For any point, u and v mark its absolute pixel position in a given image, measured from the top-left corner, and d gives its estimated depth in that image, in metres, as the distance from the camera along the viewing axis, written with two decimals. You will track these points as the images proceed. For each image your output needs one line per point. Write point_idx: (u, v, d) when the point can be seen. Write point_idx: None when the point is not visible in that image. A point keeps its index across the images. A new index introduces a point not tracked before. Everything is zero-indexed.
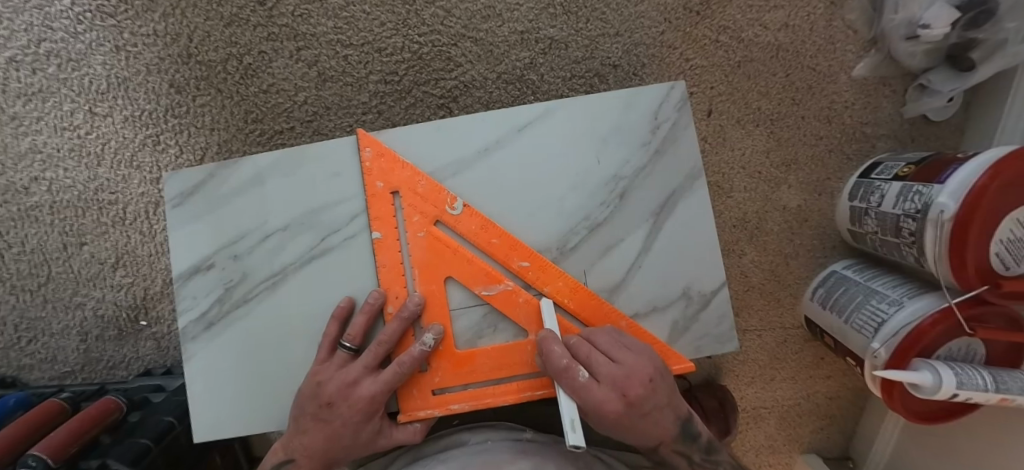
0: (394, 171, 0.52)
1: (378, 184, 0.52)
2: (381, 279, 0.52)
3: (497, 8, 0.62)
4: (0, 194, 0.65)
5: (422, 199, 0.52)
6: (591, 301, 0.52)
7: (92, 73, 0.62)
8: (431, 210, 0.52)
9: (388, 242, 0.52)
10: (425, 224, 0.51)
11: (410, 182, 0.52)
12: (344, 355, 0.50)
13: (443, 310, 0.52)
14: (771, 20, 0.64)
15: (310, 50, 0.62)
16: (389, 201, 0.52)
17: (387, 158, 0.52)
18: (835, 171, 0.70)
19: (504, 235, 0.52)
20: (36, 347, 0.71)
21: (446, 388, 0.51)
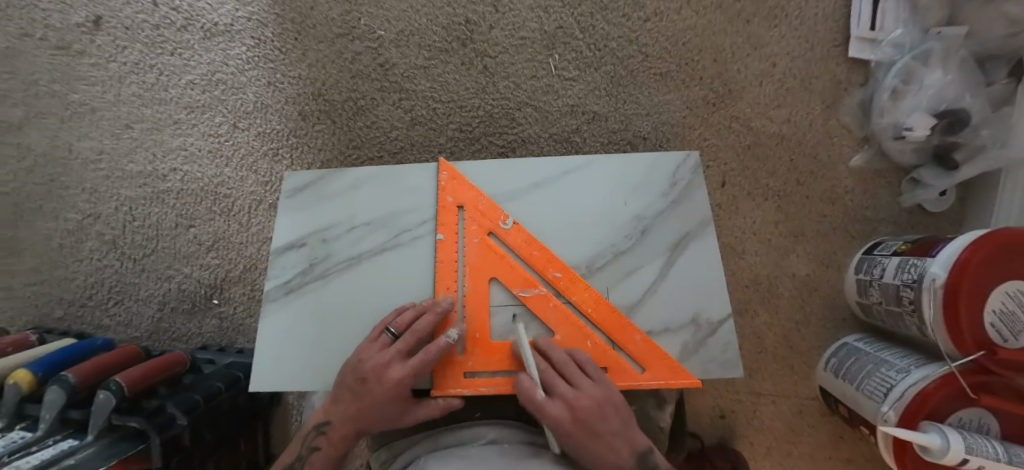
0: (462, 190, 0.65)
1: (448, 199, 0.64)
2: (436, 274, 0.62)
3: (555, 86, 0.78)
4: (143, 178, 0.81)
5: (481, 215, 0.63)
6: (611, 314, 0.59)
7: (244, 98, 0.80)
8: (488, 224, 0.63)
9: (447, 243, 0.63)
10: (480, 233, 0.62)
11: (474, 200, 0.64)
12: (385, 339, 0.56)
13: (484, 305, 0.60)
14: (776, 115, 0.77)
15: (408, 101, 0.79)
16: (454, 213, 0.64)
17: (458, 181, 0.65)
18: (839, 247, 0.78)
19: (543, 250, 0.62)
20: (119, 310, 0.82)
21: (476, 373, 0.57)
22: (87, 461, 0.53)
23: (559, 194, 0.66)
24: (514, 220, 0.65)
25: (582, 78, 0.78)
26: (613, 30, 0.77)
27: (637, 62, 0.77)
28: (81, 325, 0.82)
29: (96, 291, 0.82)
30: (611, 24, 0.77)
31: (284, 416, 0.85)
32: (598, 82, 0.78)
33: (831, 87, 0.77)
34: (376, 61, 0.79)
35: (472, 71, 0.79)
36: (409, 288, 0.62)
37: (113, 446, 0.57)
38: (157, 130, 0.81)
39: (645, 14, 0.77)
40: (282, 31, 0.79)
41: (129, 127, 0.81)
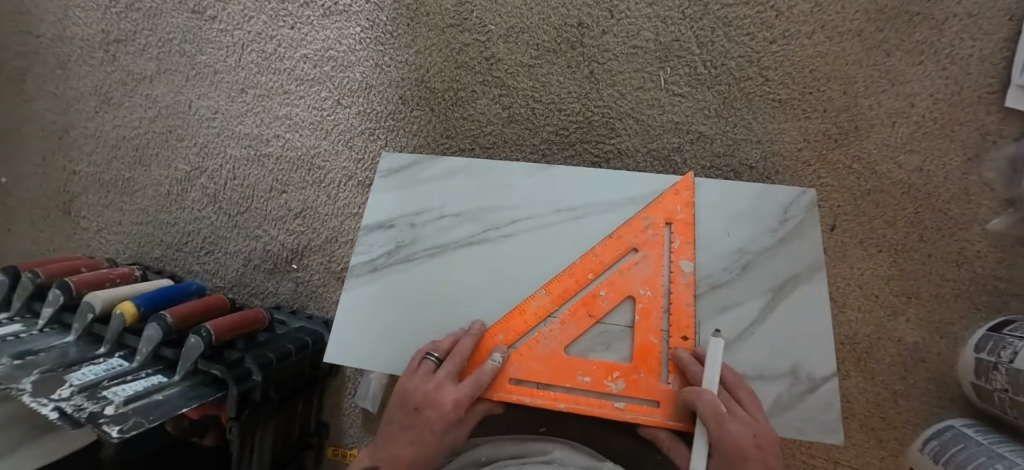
0: (672, 260, 0.57)
1: (654, 233, 0.58)
2: (675, 323, 0.55)
3: (661, 101, 0.75)
4: (249, 140, 0.86)
5: (661, 311, 0.56)
6: (561, 377, 0.55)
7: (351, 76, 0.82)
8: (660, 321, 0.55)
9: (653, 288, 0.56)
10: (644, 284, 0.56)
11: (676, 287, 0.56)
12: (429, 365, 0.56)
13: (649, 366, 0.54)
14: (906, 161, 0.70)
15: (508, 97, 0.79)
16: (660, 251, 0.57)
17: (678, 226, 0.58)
18: (959, 316, 0.70)
19: (586, 302, 0.57)
20: (209, 259, 0.87)
21: (523, 381, 0.55)
22: (170, 400, 0.57)
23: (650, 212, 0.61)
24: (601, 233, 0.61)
25: (691, 95, 0.74)
26: (733, 48, 0.73)
27: (754, 85, 0.73)
28: (174, 268, 0.88)
29: (191, 238, 0.87)
30: (733, 42, 0.73)
31: (339, 387, 0.86)
32: (708, 101, 0.74)
33: (976, 138, 0.69)
34: (482, 54, 0.79)
35: (576, 75, 0.77)
36: (490, 286, 0.61)
37: (194, 389, 0.60)
38: (268, 97, 0.85)
39: (771, 35, 0.72)
40: (396, 16, 0.81)
41: (244, 92, 0.86)
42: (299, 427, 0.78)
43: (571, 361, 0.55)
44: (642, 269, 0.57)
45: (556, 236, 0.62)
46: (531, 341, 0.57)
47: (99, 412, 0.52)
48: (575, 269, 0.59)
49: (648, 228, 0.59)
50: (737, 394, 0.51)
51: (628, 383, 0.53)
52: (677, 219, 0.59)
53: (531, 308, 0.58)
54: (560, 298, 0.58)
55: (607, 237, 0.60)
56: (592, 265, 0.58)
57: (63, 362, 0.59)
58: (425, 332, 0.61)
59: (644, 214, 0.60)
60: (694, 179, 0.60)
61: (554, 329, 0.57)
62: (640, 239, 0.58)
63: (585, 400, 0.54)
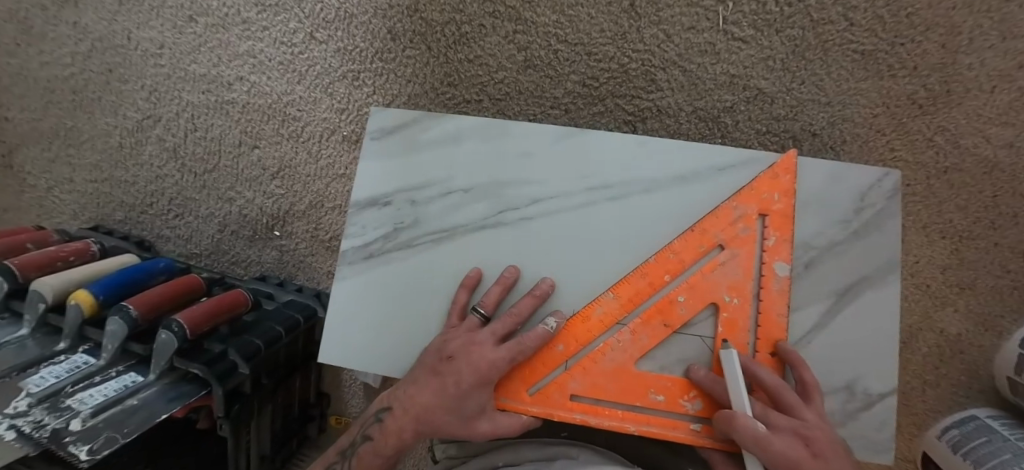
0: (766, 261, 0.46)
1: (746, 226, 0.47)
2: (765, 336, 0.46)
3: (716, 46, 0.60)
4: (206, 83, 0.71)
5: (749, 321, 0.47)
6: (631, 392, 0.46)
7: (326, 2, 0.66)
8: (746, 334, 0.46)
9: (743, 296, 0.46)
10: (733, 290, 0.46)
11: (767, 293, 0.46)
12: (474, 321, 0.48)
13: None
14: (996, 134, 0.59)
15: (524, 35, 0.63)
16: (753, 251, 0.47)
17: (775, 218, 0.47)
18: (1012, 309, 0.64)
19: (661, 308, 0.47)
20: (179, 223, 0.76)
21: (587, 397, 0.47)
22: (148, 404, 0.49)
23: (708, 194, 0.50)
24: (669, 221, 0.50)
25: (754, 41, 0.60)
26: None
27: (830, 33, 0.59)
28: (140, 233, 0.77)
29: (156, 200, 0.76)
30: None
31: None
32: (774, 49, 0.59)
33: None
34: None
35: (612, 8, 0.61)
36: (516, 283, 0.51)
37: (174, 389, 0.53)
38: (224, 27, 0.69)
39: None
40: None
41: (193, 21, 0.70)
42: (297, 403, 0.74)
43: (641, 377, 0.47)
44: (729, 272, 0.46)
45: (597, 220, 0.51)
46: (595, 352, 0.47)
47: (64, 429, 0.45)
48: (648, 269, 0.48)
49: (738, 220, 0.48)
50: (797, 414, 0.39)
51: (706, 402, 0.46)
52: (774, 210, 0.47)
53: (594, 314, 0.48)
54: (630, 304, 0.48)
55: (685, 230, 0.49)
56: (668, 264, 0.48)
57: (16, 364, 0.51)
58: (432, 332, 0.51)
59: (733, 202, 0.48)
60: (798, 157, 0.48)
61: (623, 339, 0.47)
62: (728, 234, 0.47)
63: (655, 420, 0.46)
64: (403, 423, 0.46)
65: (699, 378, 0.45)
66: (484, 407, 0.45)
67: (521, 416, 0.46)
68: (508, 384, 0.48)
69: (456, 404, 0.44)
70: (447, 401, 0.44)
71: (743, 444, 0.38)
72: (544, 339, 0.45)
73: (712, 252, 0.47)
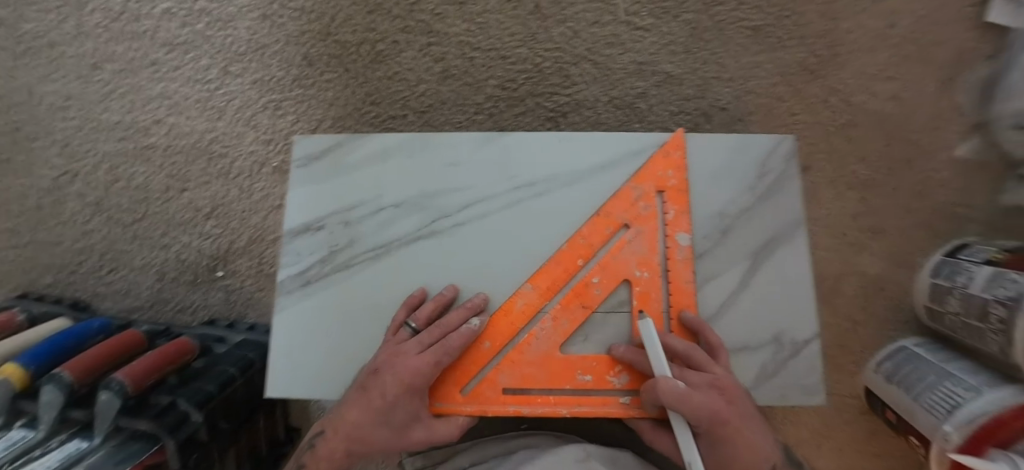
0: (667, 233, 0.50)
1: (646, 205, 0.51)
2: (675, 302, 0.49)
3: (621, 37, 0.64)
4: (122, 130, 0.68)
5: (661, 292, 0.50)
6: (562, 376, 0.48)
7: (236, 35, 0.65)
8: (660, 303, 0.49)
9: (652, 270, 0.50)
10: (642, 264, 0.50)
11: (673, 263, 0.50)
12: (405, 334, 0.48)
13: None
14: (881, 89, 0.65)
15: (439, 47, 0.65)
16: (655, 226, 0.50)
17: (671, 194, 0.51)
18: (919, 245, 0.70)
19: (579, 292, 0.49)
20: (114, 279, 0.73)
21: (520, 389, 0.47)
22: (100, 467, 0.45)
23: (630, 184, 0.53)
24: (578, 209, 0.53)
25: (655, 28, 0.63)
26: None
27: (721, 13, 0.63)
28: (70, 294, 0.73)
29: (85, 257, 0.72)
30: None
31: None
32: (674, 34, 0.63)
33: (952, 59, 0.64)
34: None
35: (519, 11, 0.64)
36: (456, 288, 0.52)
37: (123, 450, 0.49)
38: (133, 71, 0.67)
39: None
40: None
41: (99, 68, 0.67)
42: (264, 442, 0.73)
43: (568, 361, 0.48)
44: (635, 248, 0.50)
45: (524, 217, 0.53)
46: (520, 344, 0.49)
47: None
48: (562, 255, 0.51)
49: (639, 200, 0.51)
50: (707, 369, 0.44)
51: (632, 376, 0.48)
52: (669, 186, 0.52)
53: (515, 308, 0.49)
54: (549, 291, 0.50)
55: (591, 216, 0.52)
56: (580, 249, 0.51)
57: None
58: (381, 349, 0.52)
59: (632, 183, 0.52)
60: (685, 136, 0.52)
61: (546, 327, 0.49)
62: (631, 214, 0.51)
63: (587, 400, 0.47)
64: (334, 445, 0.47)
65: (619, 353, 0.47)
66: (417, 416, 0.46)
67: (455, 418, 0.46)
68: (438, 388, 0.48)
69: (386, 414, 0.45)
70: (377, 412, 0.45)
71: (668, 404, 0.40)
72: (471, 336, 0.47)
73: (618, 233, 0.50)
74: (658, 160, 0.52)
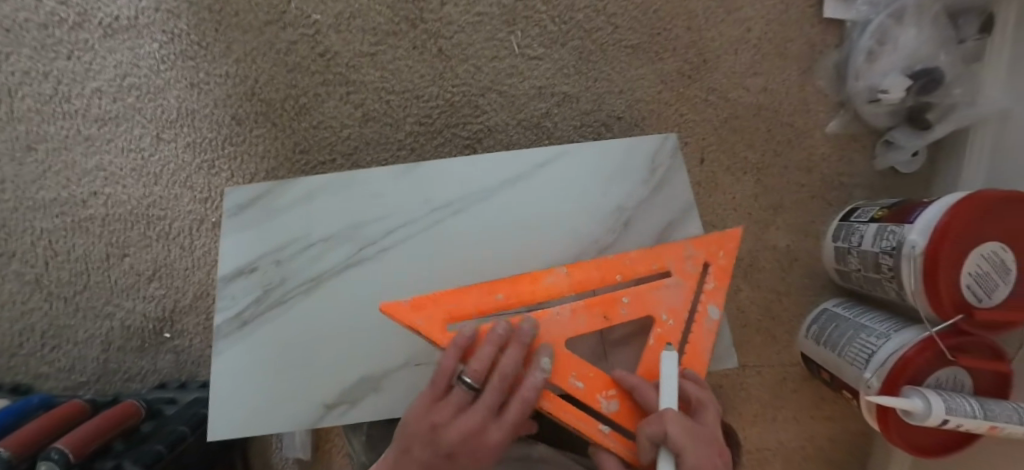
0: (702, 301, 0.50)
1: (693, 265, 0.50)
2: (687, 352, 0.49)
3: (519, 67, 0.71)
4: (58, 206, 0.71)
5: (677, 343, 0.49)
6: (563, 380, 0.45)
7: (166, 104, 0.70)
8: (673, 350, 0.49)
9: (674, 316, 0.49)
10: (669, 313, 0.49)
11: (698, 328, 0.49)
12: (459, 395, 0.43)
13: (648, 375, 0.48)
14: (753, 84, 0.74)
15: (357, 94, 0.71)
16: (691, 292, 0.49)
17: (716, 271, 0.50)
18: (817, 215, 0.78)
19: (608, 302, 0.48)
20: (57, 355, 0.73)
21: None
22: None
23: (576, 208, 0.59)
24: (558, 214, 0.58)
25: (547, 56, 0.71)
26: None
27: (605, 35, 0.72)
28: (13, 377, 0.72)
29: (26, 338, 0.72)
30: None
31: (264, 446, 0.79)
32: (565, 59, 0.72)
33: (807, 51, 0.74)
34: (315, 51, 0.70)
35: (425, 56, 0.71)
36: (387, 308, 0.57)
37: None
38: (66, 148, 0.70)
39: None
40: (197, 21, 0.68)
41: (30, 149, 0.70)
42: None
43: (570, 361, 0.46)
44: (672, 295, 0.49)
45: (443, 235, 0.58)
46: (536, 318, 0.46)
47: None
48: (603, 264, 0.50)
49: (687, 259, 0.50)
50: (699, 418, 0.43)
51: (623, 405, 0.46)
52: (717, 263, 0.50)
53: (542, 284, 0.49)
54: (580, 287, 0.49)
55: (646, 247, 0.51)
56: (620, 266, 0.50)
57: None
58: (320, 374, 0.56)
59: (689, 245, 0.51)
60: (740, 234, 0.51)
61: (564, 315, 0.47)
62: (678, 267, 0.50)
63: (574, 410, 0.46)
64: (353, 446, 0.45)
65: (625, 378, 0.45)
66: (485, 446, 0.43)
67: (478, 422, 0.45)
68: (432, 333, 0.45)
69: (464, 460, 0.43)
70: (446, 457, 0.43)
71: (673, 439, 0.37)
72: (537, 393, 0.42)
73: (660, 273, 0.50)
74: (722, 236, 0.50)
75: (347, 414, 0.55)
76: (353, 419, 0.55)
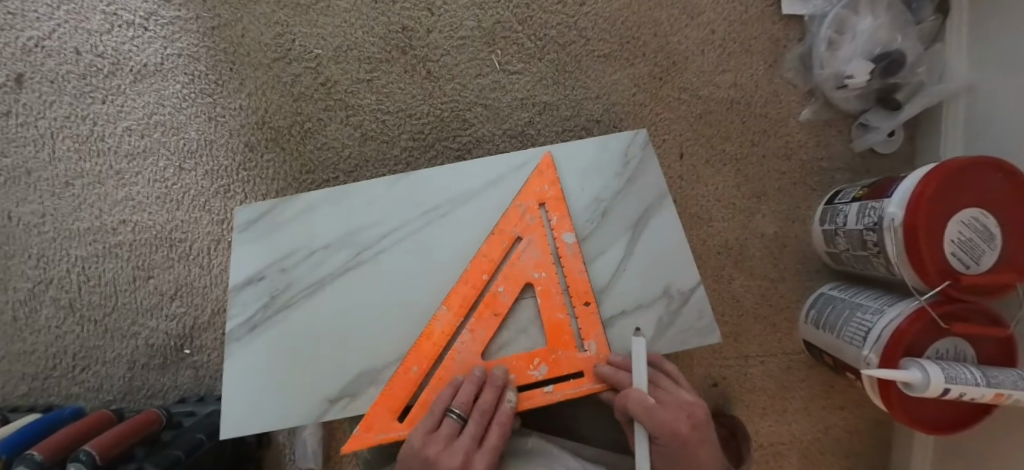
0: (555, 236, 0.60)
1: (532, 216, 0.61)
2: (572, 292, 0.58)
3: (502, 82, 0.78)
4: (92, 235, 0.78)
5: (559, 287, 0.58)
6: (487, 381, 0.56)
7: (187, 137, 0.77)
8: (561, 296, 0.58)
9: (548, 280, 0.58)
10: (540, 270, 0.59)
11: (565, 260, 0.59)
12: (451, 423, 0.52)
13: (562, 340, 0.57)
14: (723, 80, 0.79)
15: (356, 117, 0.78)
16: (543, 236, 0.60)
17: (550, 204, 0.61)
18: (803, 201, 0.80)
19: (489, 304, 0.58)
20: (87, 376, 0.78)
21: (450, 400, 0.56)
22: None
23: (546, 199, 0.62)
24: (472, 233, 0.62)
25: (527, 70, 0.78)
26: (551, 18, 0.78)
27: (578, 47, 0.78)
28: (47, 399, 0.78)
29: (60, 360, 0.78)
30: (548, 13, 0.78)
31: (278, 458, 0.82)
32: (543, 72, 0.78)
33: (771, 47, 0.79)
34: (317, 81, 0.77)
35: (416, 78, 0.78)
36: (385, 307, 0.61)
37: None
38: (100, 183, 0.78)
39: None
40: (215, 63, 0.77)
41: (69, 185, 0.78)
42: None
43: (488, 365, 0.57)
44: (531, 254, 0.59)
45: (434, 236, 0.63)
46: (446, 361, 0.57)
47: None
48: (468, 276, 0.59)
49: (525, 214, 0.61)
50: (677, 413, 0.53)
51: (549, 366, 0.56)
52: (548, 197, 0.61)
53: (435, 329, 0.58)
54: (461, 310, 0.58)
55: (490, 234, 0.61)
56: (483, 265, 0.59)
57: None
58: (325, 372, 0.59)
59: (517, 202, 0.61)
60: (551, 157, 0.63)
61: (465, 339, 0.58)
62: (521, 227, 0.60)
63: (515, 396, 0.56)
64: None
65: (599, 372, 0.55)
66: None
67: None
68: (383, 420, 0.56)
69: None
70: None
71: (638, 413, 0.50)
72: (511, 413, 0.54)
73: (513, 245, 0.60)
74: (534, 176, 0.62)
75: (351, 405, 0.58)
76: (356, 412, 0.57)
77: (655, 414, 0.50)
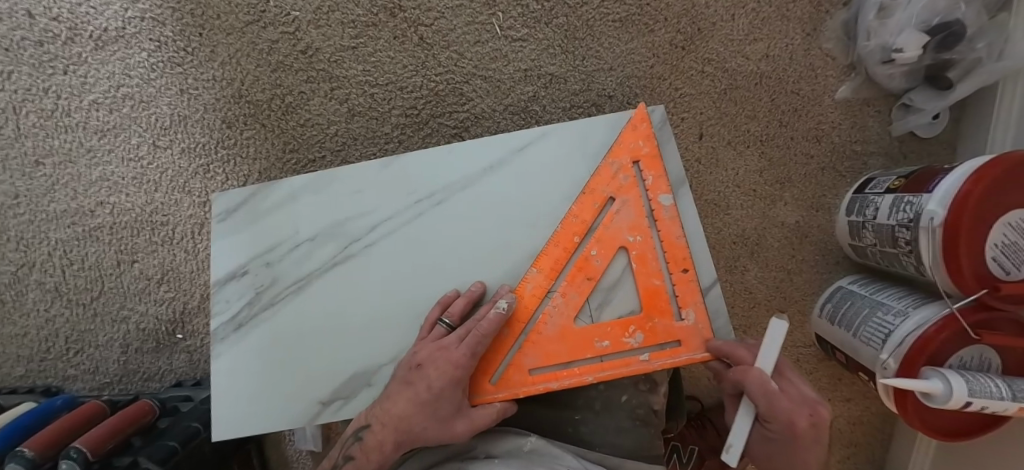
0: (650, 197, 0.54)
1: (625, 176, 0.55)
2: (669, 258, 0.53)
3: (503, 50, 0.70)
4: (69, 217, 0.74)
5: (655, 252, 0.53)
6: (581, 346, 0.52)
7: (158, 112, 0.71)
8: (658, 262, 0.53)
9: (645, 243, 0.53)
10: (636, 231, 0.53)
11: (662, 223, 0.53)
12: (440, 330, 0.52)
13: (662, 308, 0.52)
14: (752, 51, 0.70)
15: (342, 90, 0.70)
16: (638, 196, 0.54)
17: (645, 161, 0.55)
18: (829, 188, 0.74)
19: (582, 267, 0.54)
20: (82, 358, 0.77)
21: (542, 367, 0.52)
22: None
23: (551, 187, 0.57)
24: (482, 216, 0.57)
25: (531, 37, 0.69)
26: None
27: (590, 10, 0.69)
28: (45, 380, 0.77)
29: (52, 343, 0.77)
30: None
31: (279, 438, 0.82)
32: (550, 39, 0.69)
33: (811, 11, 0.69)
34: (297, 48, 0.69)
35: (407, 45, 0.70)
36: (376, 305, 0.57)
37: None
38: (71, 162, 0.73)
39: None
40: (182, 27, 0.69)
41: (39, 164, 0.73)
42: None
43: (583, 332, 0.52)
44: (625, 216, 0.53)
45: (427, 228, 0.58)
46: (537, 324, 0.53)
47: None
48: (558, 237, 0.55)
49: (618, 172, 0.55)
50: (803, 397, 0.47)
51: (646, 334, 0.52)
52: (643, 155, 0.55)
53: (526, 291, 0.54)
54: (553, 273, 0.54)
55: (579, 193, 0.56)
56: (574, 227, 0.55)
57: None
58: (316, 373, 0.56)
59: (608, 159, 0.56)
60: (647, 108, 0.55)
61: (557, 304, 0.53)
62: (614, 187, 0.55)
63: (610, 364, 0.52)
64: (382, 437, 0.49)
65: (712, 347, 0.50)
66: (459, 407, 0.49)
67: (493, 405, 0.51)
68: (474, 380, 0.53)
69: (433, 404, 0.48)
70: (420, 403, 0.48)
71: (752, 390, 0.46)
72: (499, 321, 0.50)
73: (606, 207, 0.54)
74: (625, 131, 0.55)
75: (342, 410, 0.55)
76: (347, 415, 0.55)
77: (777, 407, 0.45)
